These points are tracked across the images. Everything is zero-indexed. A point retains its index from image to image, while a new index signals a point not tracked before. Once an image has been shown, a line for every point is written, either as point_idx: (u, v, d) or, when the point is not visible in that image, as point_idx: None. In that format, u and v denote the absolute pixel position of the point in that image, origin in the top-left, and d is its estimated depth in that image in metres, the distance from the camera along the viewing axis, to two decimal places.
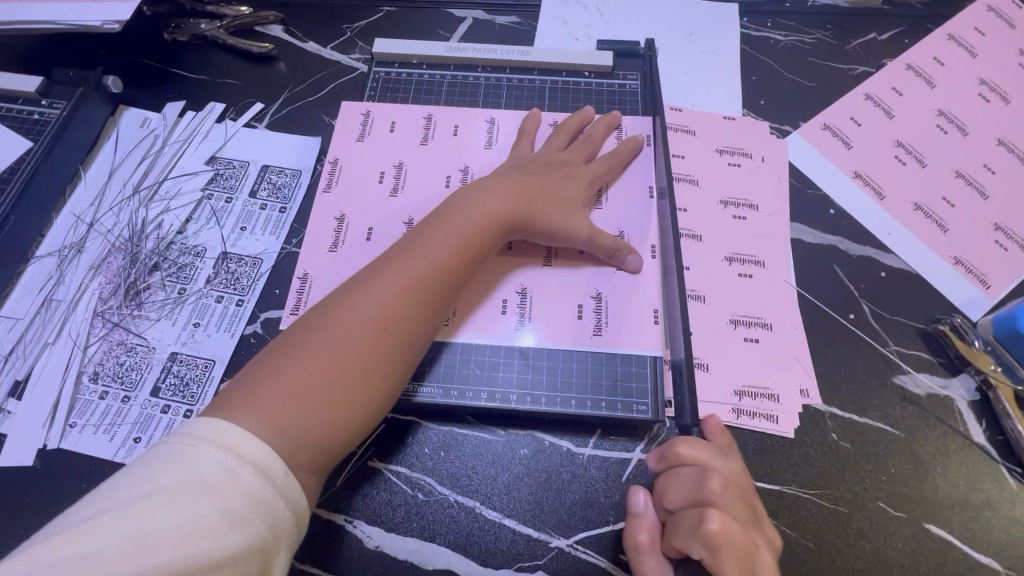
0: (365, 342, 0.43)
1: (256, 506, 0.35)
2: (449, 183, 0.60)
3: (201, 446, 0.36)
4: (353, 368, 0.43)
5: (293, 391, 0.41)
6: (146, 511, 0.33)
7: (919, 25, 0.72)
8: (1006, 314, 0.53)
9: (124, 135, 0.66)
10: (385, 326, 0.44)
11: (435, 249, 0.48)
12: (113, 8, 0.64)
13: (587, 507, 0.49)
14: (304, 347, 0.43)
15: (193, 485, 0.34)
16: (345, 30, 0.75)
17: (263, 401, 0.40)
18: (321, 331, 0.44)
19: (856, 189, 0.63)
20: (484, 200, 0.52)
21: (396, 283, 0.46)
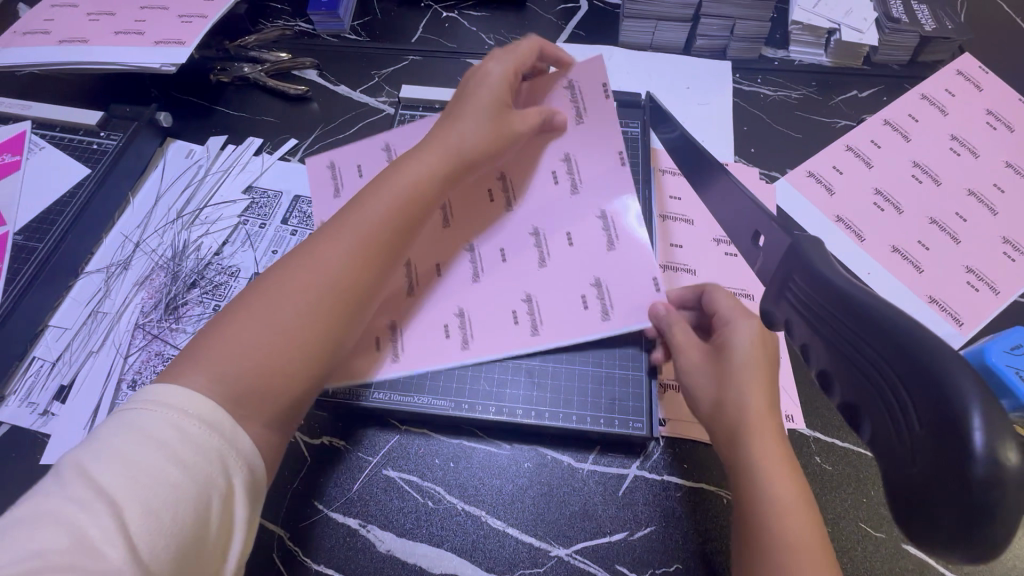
0: (303, 298, 0.43)
1: (209, 453, 0.36)
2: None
3: (147, 408, 0.37)
4: (291, 322, 0.43)
5: (231, 350, 0.41)
6: (100, 468, 0.34)
7: (896, 84, 0.79)
8: (976, 349, 0.57)
9: (171, 165, 0.73)
10: (322, 280, 0.44)
11: (375, 209, 0.48)
12: (170, 53, 0.72)
13: (585, 519, 0.53)
14: (244, 308, 0.43)
15: (141, 440, 0.35)
16: (374, 76, 0.83)
17: (209, 358, 0.40)
18: (260, 291, 0.44)
19: (838, 231, 0.68)
20: (430, 163, 0.51)
21: (329, 242, 0.46)
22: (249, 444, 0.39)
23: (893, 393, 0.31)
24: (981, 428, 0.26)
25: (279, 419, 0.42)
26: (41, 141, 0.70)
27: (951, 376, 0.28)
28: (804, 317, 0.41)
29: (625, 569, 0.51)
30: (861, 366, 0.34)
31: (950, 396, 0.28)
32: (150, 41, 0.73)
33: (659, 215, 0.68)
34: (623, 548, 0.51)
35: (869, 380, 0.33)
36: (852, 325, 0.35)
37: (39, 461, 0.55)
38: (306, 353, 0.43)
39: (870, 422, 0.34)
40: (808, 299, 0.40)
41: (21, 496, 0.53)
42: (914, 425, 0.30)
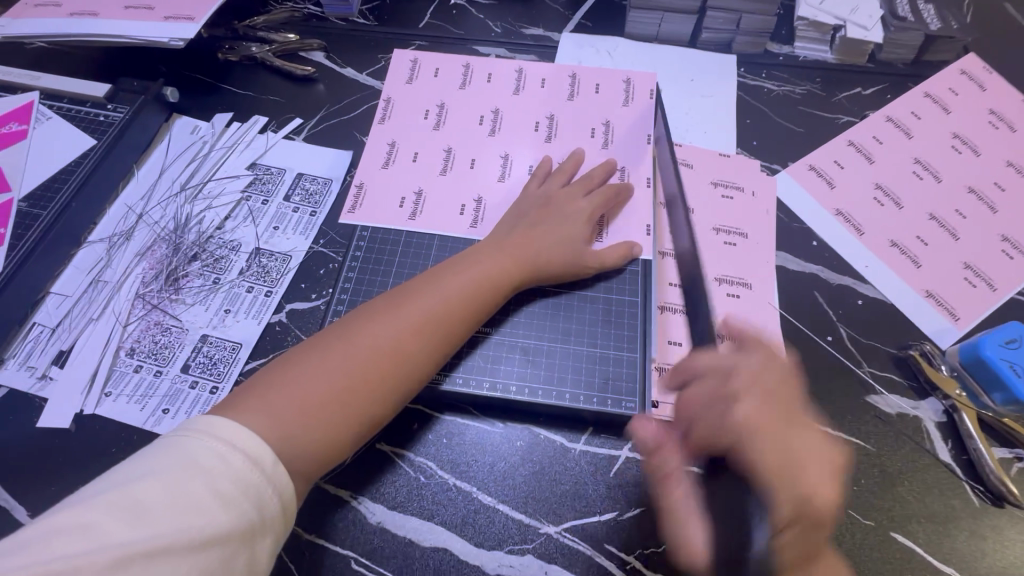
0: (377, 368, 0.49)
1: (245, 487, 0.40)
2: (465, 204, 0.67)
3: (197, 436, 0.41)
4: (361, 392, 0.48)
5: (300, 401, 0.46)
6: (145, 491, 0.38)
7: (900, 83, 0.79)
8: (970, 343, 0.57)
9: (176, 140, 0.74)
10: (396, 355, 0.50)
11: (448, 296, 0.54)
12: (179, 28, 0.72)
13: (576, 498, 0.53)
14: (320, 358, 0.48)
15: (189, 469, 0.39)
16: (380, 59, 0.83)
17: (280, 407, 0.45)
18: (335, 352, 0.49)
19: (838, 224, 0.68)
20: (498, 258, 0.58)
21: (408, 323, 0.51)
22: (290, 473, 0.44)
23: None
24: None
25: (313, 470, 0.46)
26: (48, 111, 0.71)
27: None
28: None
29: (613, 548, 0.51)
30: None
31: None
32: (159, 17, 0.73)
33: (658, 202, 0.68)
34: (613, 528, 0.51)
35: None
36: None
37: (36, 425, 0.55)
38: (365, 420, 0.48)
39: None
40: None
41: (17, 458, 0.54)
42: None
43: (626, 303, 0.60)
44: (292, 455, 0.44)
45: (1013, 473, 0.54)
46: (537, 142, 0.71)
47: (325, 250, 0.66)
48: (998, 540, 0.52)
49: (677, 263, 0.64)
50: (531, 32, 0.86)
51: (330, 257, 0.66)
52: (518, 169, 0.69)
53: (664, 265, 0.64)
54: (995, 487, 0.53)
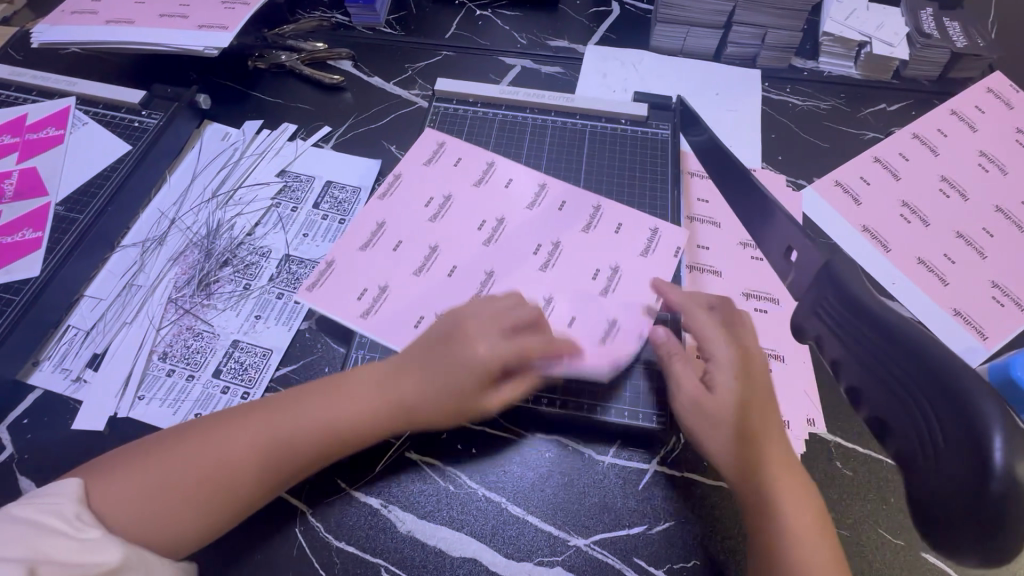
0: (273, 448, 0.48)
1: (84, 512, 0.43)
2: (416, 324, 0.59)
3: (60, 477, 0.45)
4: (292, 448, 0.48)
5: (131, 477, 0.45)
6: (52, 537, 0.40)
7: (925, 100, 0.80)
8: (1000, 362, 0.58)
9: (208, 146, 0.75)
10: (301, 438, 0.49)
11: (383, 377, 0.52)
12: (213, 37, 0.73)
13: (605, 511, 0.53)
14: (214, 438, 0.47)
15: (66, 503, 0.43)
16: (407, 69, 0.84)
17: (142, 477, 0.45)
18: (268, 412, 0.49)
19: (864, 240, 0.69)
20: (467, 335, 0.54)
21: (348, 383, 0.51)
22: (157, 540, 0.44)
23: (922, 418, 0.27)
24: (1002, 443, 0.24)
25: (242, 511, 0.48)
26: (85, 116, 0.72)
27: (977, 406, 0.25)
28: (828, 329, 0.34)
29: (643, 562, 0.51)
30: (885, 378, 0.29)
31: (967, 412, 0.25)
32: (193, 25, 0.74)
33: (686, 216, 0.69)
34: (642, 542, 0.52)
35: (898, 392, 0.28)
36: (876, 338, 0.30)
37: (71, 427, 0.56)
38: (253, 500, 0.48)
39: (892, 441, 0.29)
40: (831, 310, 0.34)
41: (51, 459, 0.54)
42: (935, 435, 0.26)
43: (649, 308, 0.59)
44: (156, 522, 0.45)
45: None
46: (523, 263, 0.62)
47: None
48: None
49: (705, 277, 0.65)
50: (555, 44, 0.87)
51: None
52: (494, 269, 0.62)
53: (692, 279, 0.65)
54: None
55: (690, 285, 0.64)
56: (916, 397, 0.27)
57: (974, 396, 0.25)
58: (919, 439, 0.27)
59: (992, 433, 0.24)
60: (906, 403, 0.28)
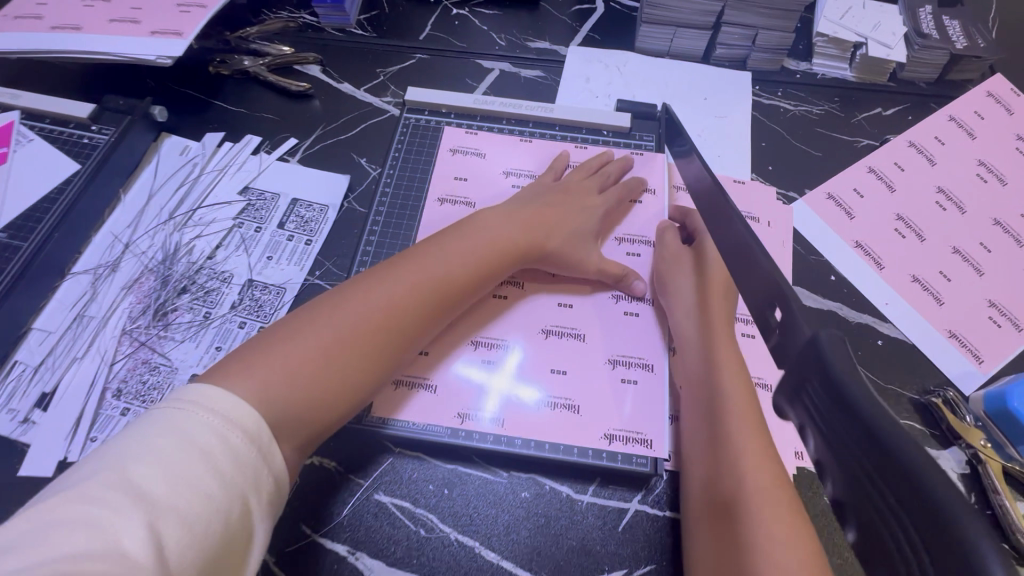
0: (384, 318, 0.51)
1: (242, 465, 0.40)
2: (620, 374, 0.57)
3: (192, 412, 0.40)
4: (401, 318, 0.52)
5: (268, 367, 0.45)
6: (192, 472, 0.38)
7: (922, 104, 0.76)
8: (997, 391, 0.55)
9: (165, 161, 0.70)
10: (421, 288, 0.53)
11: (462, 242, 0.57)
12: (166, 45, 0.68)
13: (584, 555, 0.50)
14: (332, 313, 0.50)
15: (182, 444, 0.38)
16: (379, 74, 0.79)
17: (263, 369, 0.45)
18: (364, 293, 0.52)
19: (857, 257, 0.66)
20: (502, 222, 0.59)
21: (430, 266, 0.55)
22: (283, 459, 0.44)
23: (903, 547, 0.23)
24: None
25: (354, 395, 0.49)
26: (31, 133, 0.68)
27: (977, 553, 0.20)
28: (805, 408, 0.29)
29: None
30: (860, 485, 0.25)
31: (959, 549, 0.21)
32: (146, 31, 0.70)
33: None
34: None
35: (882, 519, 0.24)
36: (853, 436, 0.25)
37: (16, 473, 0.52)
38: (379, 362, 0.50)
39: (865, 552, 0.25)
40: (811, 400, 0.29)
41: None
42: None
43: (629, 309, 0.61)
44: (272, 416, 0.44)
45: None
46: (608, 307, 0.61)
47: (321, 283, 0.63)
48: None
49: None
50: (536, 45, 0.83)
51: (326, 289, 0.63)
52: (588, 312, 0.60)
53: None
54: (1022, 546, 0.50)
55: None
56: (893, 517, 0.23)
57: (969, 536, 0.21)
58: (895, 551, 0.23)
59: None
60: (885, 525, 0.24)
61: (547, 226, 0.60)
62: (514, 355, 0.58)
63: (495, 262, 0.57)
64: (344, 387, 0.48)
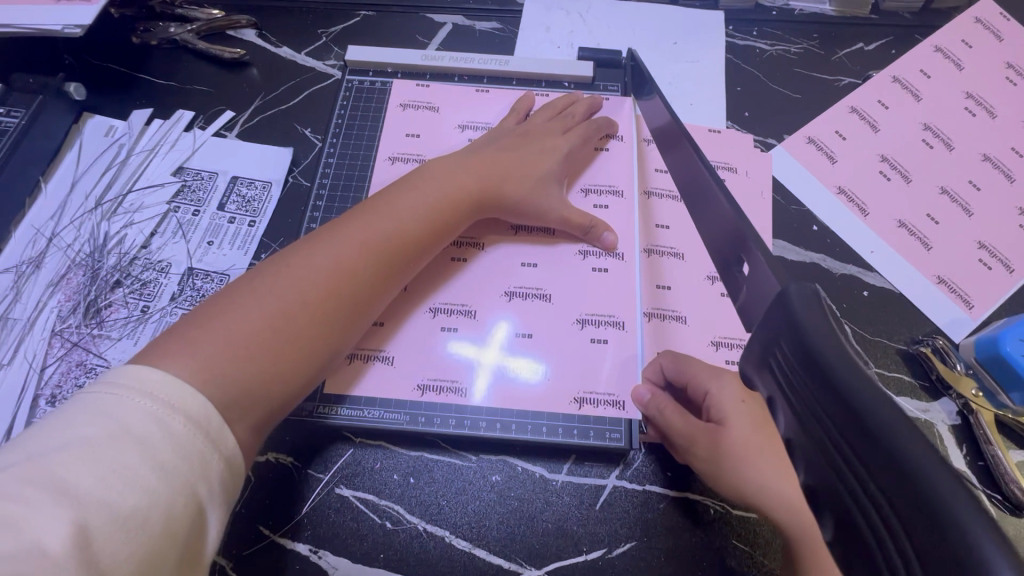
0: (337, 282, 0.45)
1: (187, 453, 0.33)
2: (591, 334, 0.53)
3: (125, 394, 0.34)
4: (357, 281, 0.46)
5: (211, 345, 0.39)
6: (120, 467, 0.31)
7: (906, 35, 0.71)
8: (989, 336, 0.52)
9: (88, 145, 0.64)
10: (378, 244, 0.47)
11: (415, 192, 0.51)
12: (75, 13, 0.61)
13: (560, 536, 0.48)
14: (278, 281, 0.43)
15: (114, 434, 0.32)
16: (321, 35, 0.73)
17: (198, 351, 0.38)
18: (308, 257, 0.45)
19: (839, 204, 0.62)
20: (447, 171, 0.53)
21: (380, 221, 0.48)
22: (238, 444, 0.37)
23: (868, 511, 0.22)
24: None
25: (311, 370, 0.43)
26: None
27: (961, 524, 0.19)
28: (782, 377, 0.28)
29: None
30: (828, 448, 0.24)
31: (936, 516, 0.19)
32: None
33: (641, 191, 0.60)
34: (601, 567, 0.47)
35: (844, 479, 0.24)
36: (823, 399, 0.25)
37: None
38: (336, 334, 0.45)
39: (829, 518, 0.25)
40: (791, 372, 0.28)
41: None
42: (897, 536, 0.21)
43: (597, 262, 0.56)
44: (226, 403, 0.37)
45: None
46: (575, 263, 0.56)
47: None
48: None
49: (665, 261, 0.57)
50: None
51: None
52: (556, 270, 0.55)
53: (650, 264, 0.57)
54: (1014, 496, 0.48)
55: (647, 272, 0.57)
56: (856, 475, 0.23)
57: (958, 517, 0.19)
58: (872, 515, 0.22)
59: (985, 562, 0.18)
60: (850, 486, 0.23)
61: (505, 181, 0.54)
62: (503, 327, 0.53)
63: (454, 219, 0.52)
64: (301, 364, 0.42)
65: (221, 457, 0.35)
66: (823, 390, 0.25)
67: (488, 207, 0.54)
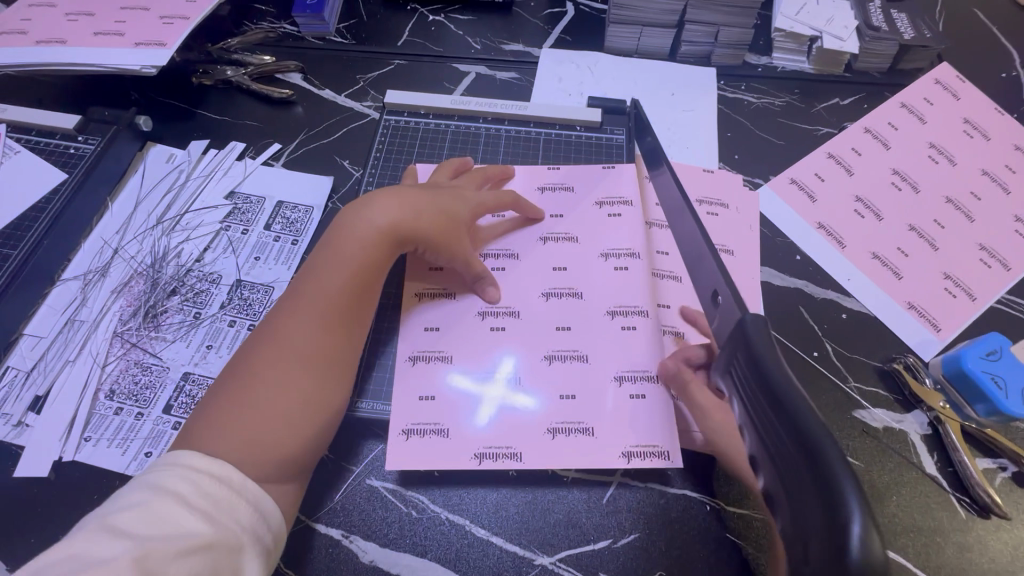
0: (317, 344, 0.50)
1: (217, 502, 0.41)
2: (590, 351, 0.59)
3: (163, 467, 0.42)
4: (333, 338, 0.51)
5: (242, 409, 0.46)
6: (168, 514, 0.39)
7: (877, 92, 0.80)
8: (953, 355, 0.59)
9: (151, 169, 0.72)
10: (337, 302, 0.52)
11: (355, 232, 0.55)
12: (149, 55, 0.70)
13: (570, 527, 0.53)
14: (264, 362, 0.48)
15: (160, 492, 0.40)
16: (359, 80, 0.82)
17: (226, 434, 0.44)
18: (282, 333, 0.50)
19: (819, 238, 0.69)
20: (392, 207, 0.57)
21: (336, 282, 0.53)
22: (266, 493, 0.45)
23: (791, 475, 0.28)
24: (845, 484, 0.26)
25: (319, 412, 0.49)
26: (17, 144, 0.70)
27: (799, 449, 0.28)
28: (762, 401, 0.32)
29: None
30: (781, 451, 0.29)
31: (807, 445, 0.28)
32: (129, 43, 0.71)
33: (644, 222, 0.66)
34: (607, 556, 0.51)
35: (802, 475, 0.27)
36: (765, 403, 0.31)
37: (13, 473, 0.53)
38: (332, 385, 0.50)
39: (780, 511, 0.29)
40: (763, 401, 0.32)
41: None
42: (798, 488, 0.28)
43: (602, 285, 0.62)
44: (260, 462, 0.44)
45: (997, 483, 0.55)
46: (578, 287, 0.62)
47: None
48: (987, 552, 0.52)
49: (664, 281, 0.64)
50: (511, 48, 0.86)
51: None
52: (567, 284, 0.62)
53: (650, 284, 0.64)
54: (981, 498, 0.54)
55: None
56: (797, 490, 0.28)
57: (835, 472, 0.26)
58: (789, 513, 0.28)
59: (844, 489, 0.26)
60: (784, 480, 0.29)
61: None
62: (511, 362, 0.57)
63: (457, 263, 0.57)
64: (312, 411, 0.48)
65: (254, 498, 0.43)
66: (772, 408, 0.31)
67: None
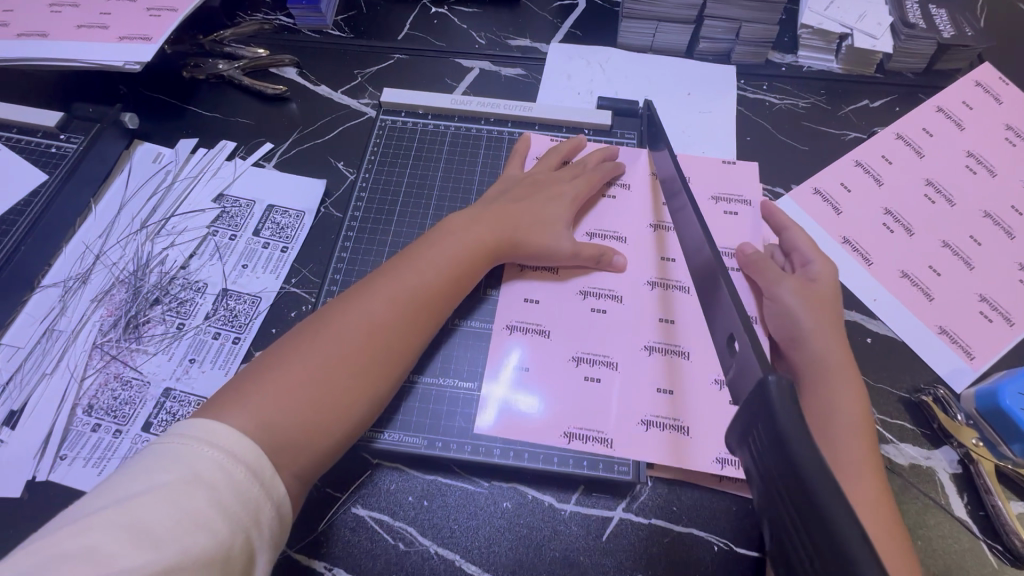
0: (381, 335, 0.49)
1: (245, 499, 0.38)
2: (584, 373, 0.56)
3: (194, 446, 0.38)
4: (397, 337, 0.49)
5: (284, 378, 0.44)
6: (191, 510, 0.35)
7: (911, 94, 0.74)
8: (988, 388, 0.54)
9: (137, 170, 0.69)
10: (414, 297, 0.51)
11: (459, 237, 0.56)
12: (133, 49, 0.67)
13: (566, 566, 0.49)
14: (328, 335, 0.48)
15: (189, 480, 0.36)
16: (356, 76, 0.78)
17: (260, 397, 0.43)
18: (351, 312, 0.49)
19: (845, 253, 0.64)
20: (495, 219, 0.58)
21: (418, 275, 0.52)
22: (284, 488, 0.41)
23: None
24: None
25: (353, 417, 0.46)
26: None
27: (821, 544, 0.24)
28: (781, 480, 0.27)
29: None
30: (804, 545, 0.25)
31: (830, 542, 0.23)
32: (113, 36, 0.68)
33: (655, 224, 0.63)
34: None
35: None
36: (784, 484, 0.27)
37: None
38: (375, 385, 0.48)
39: None
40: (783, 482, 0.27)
41: None
42: None
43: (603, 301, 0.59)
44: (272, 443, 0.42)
45: None
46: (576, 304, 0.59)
47: (296, 290, 0.61)
48: None
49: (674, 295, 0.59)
50: (517, 43, 0.81)
51: (302, 297, 0.61)
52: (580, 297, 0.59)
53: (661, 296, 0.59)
54: (1015, 547, 0.49)
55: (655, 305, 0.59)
56: None
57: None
58: None
59: None
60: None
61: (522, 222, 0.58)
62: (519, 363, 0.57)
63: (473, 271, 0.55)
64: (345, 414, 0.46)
65: (276, 495, 0.40)
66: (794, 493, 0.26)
67: (509, 250, 0.58)
